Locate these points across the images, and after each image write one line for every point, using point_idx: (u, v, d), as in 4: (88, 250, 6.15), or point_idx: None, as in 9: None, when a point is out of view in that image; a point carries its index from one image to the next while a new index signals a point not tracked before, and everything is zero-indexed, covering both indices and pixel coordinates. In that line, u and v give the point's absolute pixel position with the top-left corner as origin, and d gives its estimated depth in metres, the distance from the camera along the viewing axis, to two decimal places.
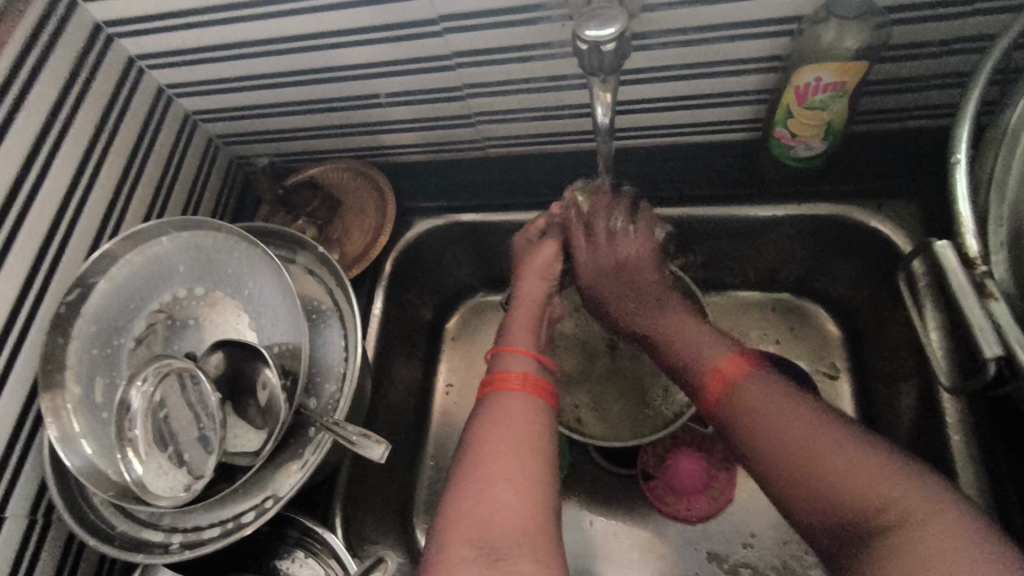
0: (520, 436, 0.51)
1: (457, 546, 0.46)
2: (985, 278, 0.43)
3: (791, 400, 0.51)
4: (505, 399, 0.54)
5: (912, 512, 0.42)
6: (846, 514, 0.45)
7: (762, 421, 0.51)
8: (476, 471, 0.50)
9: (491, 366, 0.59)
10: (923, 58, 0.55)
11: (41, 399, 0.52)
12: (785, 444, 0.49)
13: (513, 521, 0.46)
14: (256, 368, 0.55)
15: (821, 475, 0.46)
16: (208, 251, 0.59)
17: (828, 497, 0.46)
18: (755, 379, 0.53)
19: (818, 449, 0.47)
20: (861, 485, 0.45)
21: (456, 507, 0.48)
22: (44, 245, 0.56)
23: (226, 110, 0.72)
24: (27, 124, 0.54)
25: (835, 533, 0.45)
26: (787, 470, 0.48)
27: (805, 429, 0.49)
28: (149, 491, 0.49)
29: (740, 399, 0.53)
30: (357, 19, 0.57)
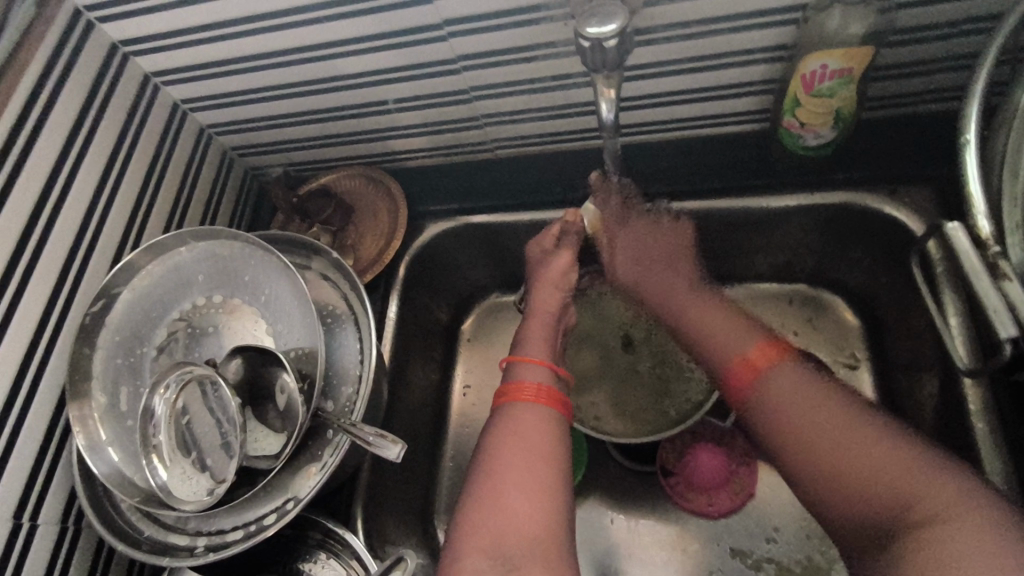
0: (537, 450, 0.52)
1: (472, 557, 0.47)
2: (998, 259, 0.42)
3: (817, 393, 0.51)
4: (521, 410, 0.55)
5: (937, 507, 0.41)
6: (870, 510, 0.44)
7: (788, 413, 0.51)
8: (486, 481, 0.50)
9: (507, 376, 0.60)
10: (931, 40, 0.55)
11: (70, 407, 0.54)
12: (808, 433, 0.49)
13: (527, 532, 0.47)
14: (274, 373, 0.56)
15: (846, 470, 0.46)
16: (225, 260, 0.60)
17: (852, 493, 0.45)
18: (783, 368, 0.53)
19: (844, 445, 0.47)
20: (887, 481, 0.44)
21: (465, 519, 0.49)
22: (68, 260, 0.57)
23: (239, 123, 0.74)
24: (49, 143, 0.56)
25: (859, 529, 0.45)
26: (812, 465, 0.48)
27: (832, 423, 0.48)
28: (174, 496, 0.51)
29: (767, 387, 0.53)
30: (363, 27, 0.58)
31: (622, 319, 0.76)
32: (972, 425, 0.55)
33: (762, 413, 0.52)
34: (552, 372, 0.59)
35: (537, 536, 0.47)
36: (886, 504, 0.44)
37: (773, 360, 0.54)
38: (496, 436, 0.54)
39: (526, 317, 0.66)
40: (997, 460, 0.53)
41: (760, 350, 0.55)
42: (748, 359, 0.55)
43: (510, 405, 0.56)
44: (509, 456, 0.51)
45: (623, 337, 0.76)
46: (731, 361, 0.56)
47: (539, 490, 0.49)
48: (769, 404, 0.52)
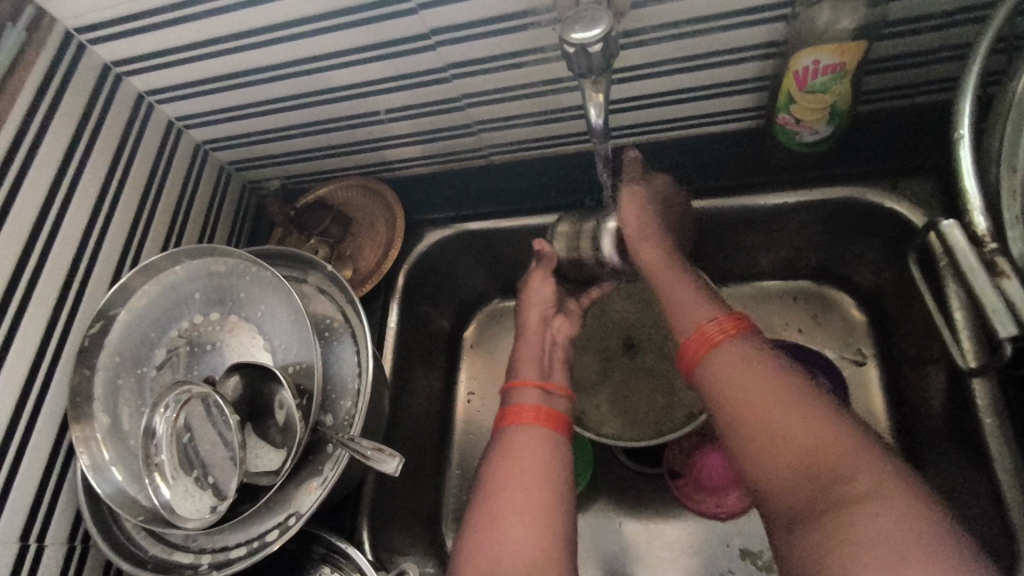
0: (527, 472, 0.52)
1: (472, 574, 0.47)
2: (995, 256, 0.42)
3: (767, 364, 0.48)
4: (515, 432, 0.55)
5: (867, 490, 0.40)
6: (800, 484, 0.43)
7: (733, 382, 0.49)
8: (486, 507, 0.50)
9: (504, 402, 0.59)
10: (924, 32, 0.54)
11: (72, 429, 0.54)
12: (751, 402, 0.47)
13: (519, 557, 0.46)
14: (272, 389, 0.56)
15: (780, 442, 0.44)
16: (220, 277, 0.60)
17: (789, 464, 0.43)
18: (738, 340, 0.51)
19: (781, 419, 0.45)
20: (827, 459, 0.42)
21: (472, 534, 0.50)
22: (66, 282, 0.58)
23: (234, 138, 0.74)
24: (44, 167, 0.56)
25: (785, 502, 0.44)
26: (748, 436, 0.46)
27: (775, 397, 0.46)
28: (178, 513, 0.51)
29: (718, 357, 0.51)
30: (350, 40, 0.58)
31: (624, 322, 0.76)
32: (979, 420, 0.54)
33: (709, 384, 0.50)
34: (540, 390, 0.59)
35: (533, 559, 0.46)
36: (818, 479, 0.42)
37: (726, 332, 0.52)
38: (495, 461, 0.53)
39: (518, 339, 0.66)
40: (1007, 456, 0.51)
41: (717, 323, 0.53)
42: (704, 331, 0.53)
43: (509, 428, 0.56)
44: (507, 482, 0.51)
45: (625, 339, 0.75)
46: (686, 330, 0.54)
47: (534, 514, 0.49)
48: (715, 374, 0.50)
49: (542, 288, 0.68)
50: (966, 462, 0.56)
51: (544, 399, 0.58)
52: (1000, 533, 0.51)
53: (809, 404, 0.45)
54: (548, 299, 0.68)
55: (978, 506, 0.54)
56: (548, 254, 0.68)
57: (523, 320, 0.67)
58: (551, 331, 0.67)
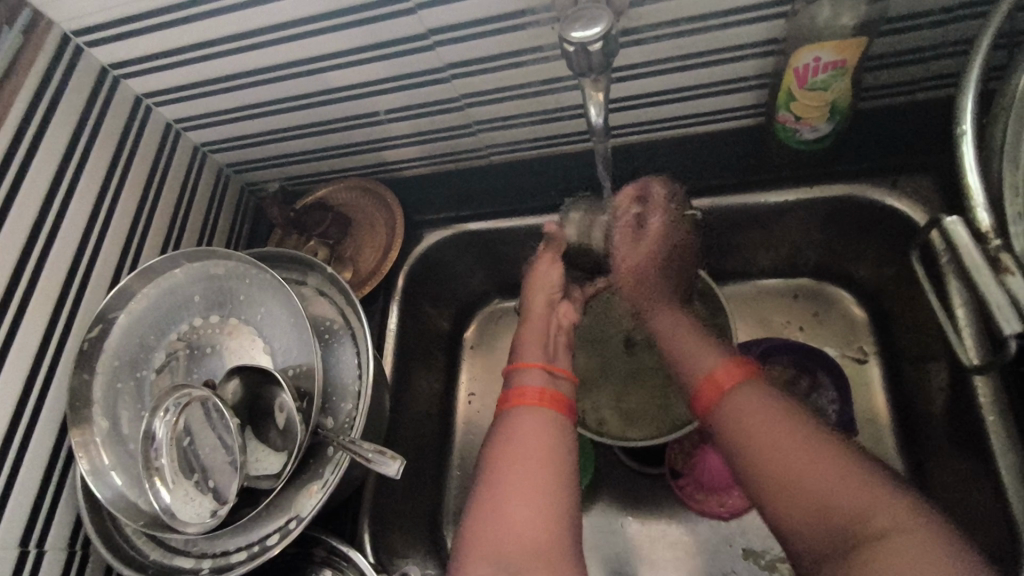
0: (534, 457, 0.51)
1: (477, 562, 0.47)
2: (1000, 253, 0.42)
3: (778, 408, 0.49)
4: (518, 416, 0.54)
5: (890, 531, 0.41)
6: (823, 529, 0.43)
7: (746, 428, 0.49)
8: (487, 494, 0.50)
9: (507, 384, 0.59)
10: (925, 27, 0.54)
11: (71, 434, 0.54)
12: (765, 446, 0.48)
13: (529, 547, 0.46)
14: (273, 393, 0.56)
15: (800, 487, 0.45)
16: (220, 280, 0.60)
17: (808, 506, 0.44)
18: (748, 384, 0.52)
19: (800, 465, 0.45)
20: (845, 500, 0.43)
21: (470, 526, 0.49)
22: (65, 286, 0.57)
23: (232, 140, 0.74)
24: (42, 170, 0.56)
25: (809, 547, 0.44)
26: (765, 481, 0.47)
27: (790, 442, 0.47)
28: (177, 518, 0.51)
29: (727, 401, 0.52)
30: (348, 40, 0.58)
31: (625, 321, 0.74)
32: (982, 418, 0.53)
33: (720, 432, 0.51)
34: (545, 372, 0.58)
35: (541, 546, 0.46)
36: (840, 524, 0.43)
37: (733, 376, 0.53)
38: (499, 446, 0.53)
39: (522, 321, 0.66)
40: (1010, 453, 0.51)
41: (725, 366, 0.54)
42: (713, 375, 0.54)
43: (510, 413, 0.55)
44: (514, 467, 0.50)
45: (624, 338, 0.75)
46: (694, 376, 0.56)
47: (542, 501, 0.49)
48: (726, 421, 0.51)
49: (549, 270, 0.68)
50: (969, 459, 0.56)
51: (548, 381, 0.57)
52: (1005, 532, 0.50)
53: (821, 446, 0.46)
54: (553, 283, 0.68)
55: (981, 504, 0.54)
56: (558, 236, 0.70)
57: (529, 302, 0.67)
58: (556, 314, 0.66)
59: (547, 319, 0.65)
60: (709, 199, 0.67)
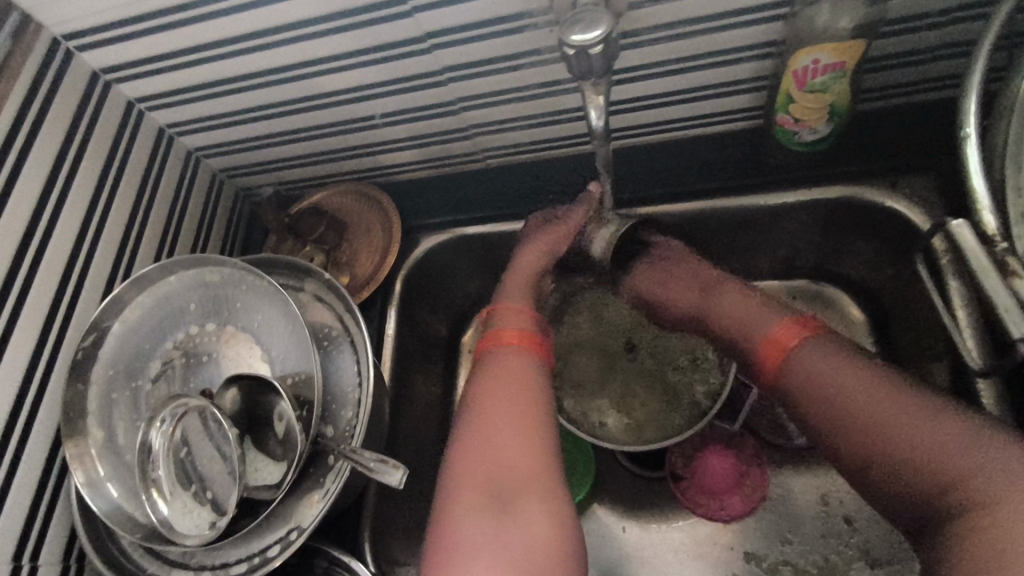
0: (519, 398, 0.54)
1: (464, 492, 0.50)
2: (1006, 255, 0.42)
3: (845, 367, 0.51)
4: (503, 355, 0.58)
5: (992, 486, 0.42)
6: (920, 481, 0.45)
7: (828, 383, 0.51)
8: (474, 427, 0.53)
9: (488, 326, 0.63)
10: (925, 29, 0.54)
11: (66, 446, 0.53)
12: (840, 406, 0.50)
13: (513, 474, 0.50)
14: (271, 402, 0.55)
15: (893, 444, 0.46)
16: (216, 286, 0.59)
17: (899, 460, 0.46)
18: (805, 342, 0.54)
19: (881, 416, 0.48)
20: (937, 448, 0.45)
21: (459, 457, 0.52)
22: (58, 295, 0.56)
23: (227, 144, 0.73)
24: (32, 177, 0.55)
25: (906, 498, 0.46)
26: (852, 443, 0.49)
27: (877, 397, 0.48)
28: (176, 531, 0.50)
29: (803, 359, 0.54)
30: (345, 43, 0.57)
31: (624, 325, 0.75)
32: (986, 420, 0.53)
33: (797, 391, 0.53)
34: (531, 319, 0.62)
35: (522, 476, 0.50)
36: (935, 474, 0.44)
37: (801, 336, 0.55)
38: (473, 400, 0.56)
39: (505, 279, 0.67)
40: None
41: (784, 326, 0.56)
42: (776, 337, 0.56)
43: (485, 357, 0.59)
44: (490, 416, 0.54)
45: (626, 342, 0.74)
46: (760, 341, 0.58)
47: (528, 446, 0.51)
48: (801, 384, 0.53)
49: (561, 242, 0.67)
50: None
51: (532, 325, 0.61)
52: None
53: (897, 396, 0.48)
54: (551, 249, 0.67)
55: None
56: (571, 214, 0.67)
57: (516, 263, 0.67)
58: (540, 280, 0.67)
59: (534, 282, 0.66)
60: (703, 202, 0.68)
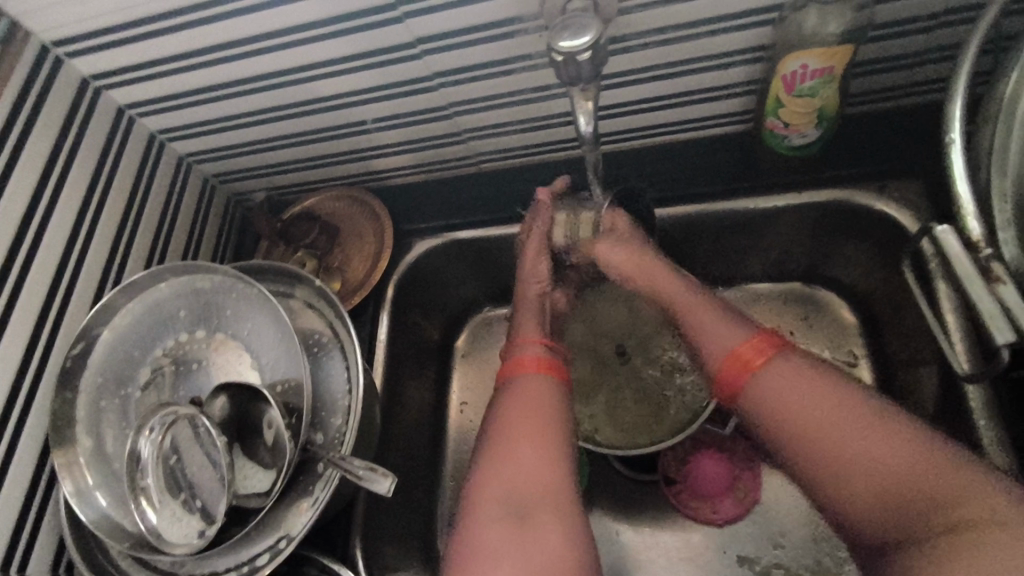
0: (541, 415, 0.54)
1: (487, 503, 0.50)
2: (990, 261, 0.42)
3: (814, 385, 0.49)
4: (521, 378, 0.58)
5: (969, 510, 0.41)
6: (888, 508, 0.44)
7: (794, 406, 0.49)
8: (496, 441, 0.53)
9: (507, 352, 0.62)
10: (912, 33, 0.54)
11: (54, 455, 0.53)
12: (812, 428, 0.48)
13: (538, 487, 0.50)
14: (261, 409, 0.55)
15: (864, 470, 0.45)
16: (205, 293, 0.59)
17: (870, 484, 0.45)
18: (774, 359, 0.52)
19: (857, 440, 0.46)
20: (911, 476, 0.44)
21: (481, 469, 0.53)
22: (47, 302, 0.56)
23: (218, 150, 0.73)
24: (21, 185, 0.54)
25: (877, 524, 0.45)
26: (818, 464, 0.47)
27: (853, 419, 0.47)
28: (165, 539, 0.50)
29: (766, 378, 0.51)
30: (334, 49, 0.57)
31: (616, 329, 0.75)
32: (975, 422, 0.53)
33: (761, 408, 0.51)
34: (543, 346, 0.61)
35: (548, 488, 0.50)
36: (910, 498, 0.43)
37: (765, 351, 0.52)
38: (495, 416, 0.56)
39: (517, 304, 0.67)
40: (1002, 456, 0.51)
41: (751, 341, 0.53)
42: (739, 353, 0.53)
43: (508, 383, 0.58)
44: (514, 426, 0.54)
45: (616, 347, 0.74)
46: (720, 356, 0.54)
47: (547, 457, 0.52)
48: (767, 402, 0.50)
49: (539, 262, 0.67)
50: None
51: (545, 352, 0.61)
52: None
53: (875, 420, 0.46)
54: (541, 274, 0.67)
55: None
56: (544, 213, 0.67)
57: (519, 290, 0.68)
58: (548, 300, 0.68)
59: (540, 300, 0.67)
60: (693, 205, 0.68)
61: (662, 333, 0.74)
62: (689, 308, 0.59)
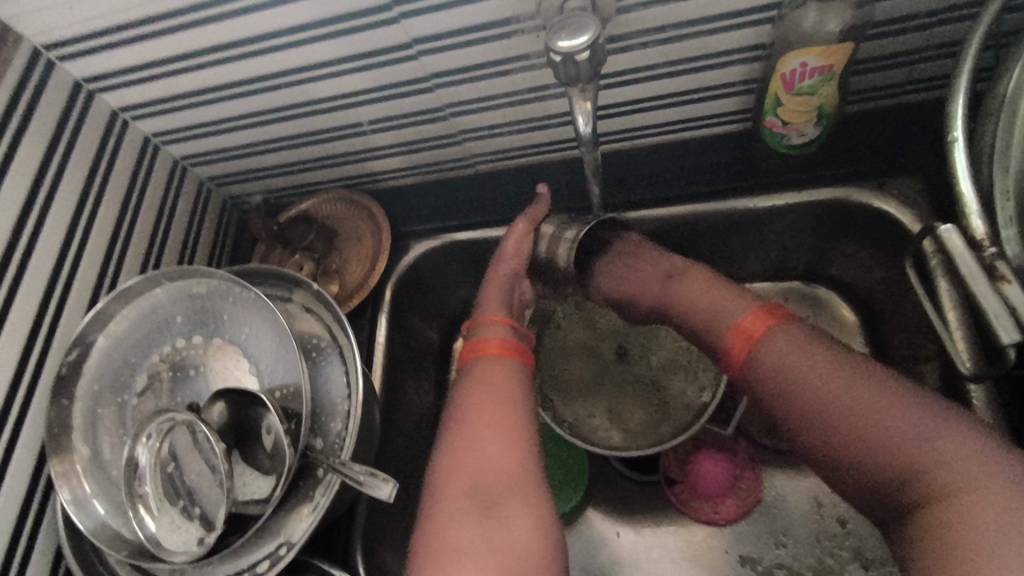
0: (501, 402, 0.54)
1: (451, 497, 0.49)
2: (995, 260, 0.42)
3: (819, 357, 0.50)
4: (485, 365, 0.57)
5: (961, 480, 0.42)
6: (882, 478, 0.46)
7: (793, 380, 0.50)
8: (461, 428, 0.53)
9: (468, 337, 0.61)
10: (912, 31, 0.54)
11: (51, 463, 0.52)
12: (812, 398, 0.49)
13: (504, 475, 0.49)
14: (260, 415, 0.54)
15: (859, 443, 0.47)
16: (202, 298, 0.59)
17: (862, 453, 0.46)
18: (778, 332, 0.53)
19: (851, 414, 0.47)
20: (903, 448, 0.45)
21: (446, 460, 0.52)
22: (41, 309, 0.55)
23: (213, 153, 0.72)
24: (13, 190, 0.54)
25: (870, 491, 0.47)
26: (816, 434, 0.49)
27: (845, 393, 0.48)
28: (163, 548, 0.50)
29: (768, 351, 0.52)
30: (331, 51, 0.57)
31: (617, 330, 0.75)
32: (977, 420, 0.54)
33: (765, 380, 0.52)
34: (507, 326, 0.60)
35: (511, 479, 0.49)
36: (902, 468, 0.45)
37: (766, 325, 0.53)
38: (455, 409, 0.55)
39: (484, 287, 0.65)
40: None
41: (753, 315, 0.54)
42: (743, 328, 0.54)
43: (470, 367, 0.58)
44: (477, 420, 0.53)
45: (616, 349, 0.74)
46: (725, 332, 0.55)
47: (512, 452, 0.51)
48: (773, 372, 0.51)
49: (522, 244, 0.66)
50: None
51: (509, 334, 0.60)
52: None
53: (869, 393, 0.47)
54: (522, 257, 0.66)
55: None
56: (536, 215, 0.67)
57: (495, 266, 0.66)
58: (520, 285, 0.65)
59: (509, 285, 0.64)
60: (691, 206, 0.68)
61: (663, 335, 0.74)
62: (691, 292, 0.60)
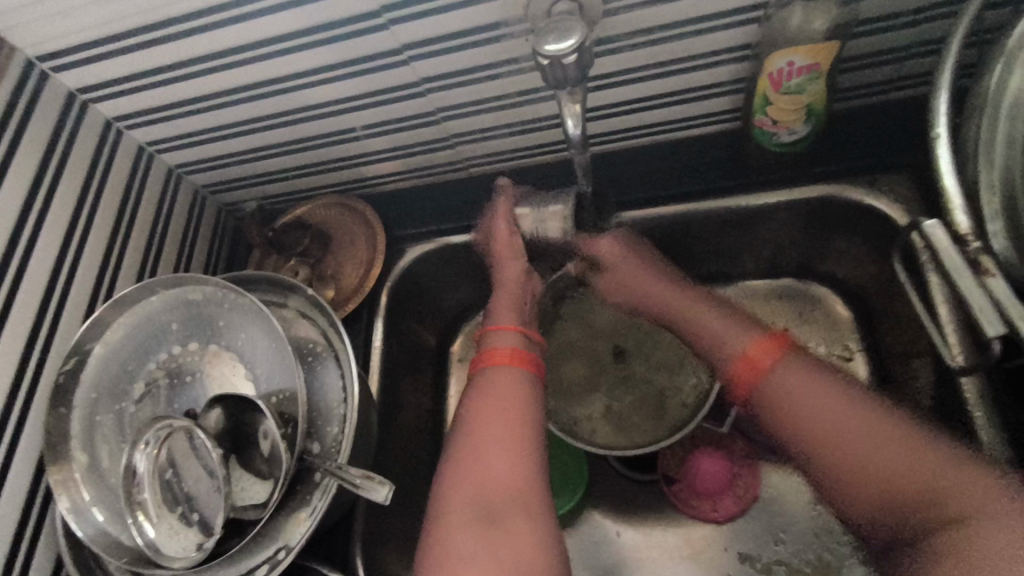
0: (510, 411, 0.54)
1: (457, 507, 0.50)
2: (979, 255, 0.43)
3: (825, 388, 0.50)
4: (495, 373, 0.57)
5: (970, 501, 0.42)
6: (894, 508, 0.45)
7: (801, 408, 0.50)
8: (466, 438, 0.53)
9: (480, 345, 0.61)
10: (897, 28, 0.54)
11: (49, 472, 0.53)
12: (818, 426, 0.49)
13: (506, 490, 0.50)
14: (256, 420, 0.55)
15: (868, 470, 0.46)
16: (197, 305, 0.59)
17: (871, 479, 0.46)
18: (784, 363, 0.53)
19: (859, 442, 0.47)
20: (913, 477, 0.44)
21: (452, 469, 0.52)
22: (38, 319, 0.56)
23: (208, 161, 0.73)
24: (7, 201, 0.54)
25: (882, 520, 0.46)
26: (824, 463, 0.48)
27: (853, 422, 0.48)
28: (163, 553, 0.50)
29: (772, 381, 0.53)
30: (322, 58, 0.57)
31: (614, 328, 0.75)
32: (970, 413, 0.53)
33: (772, 410, 0.52)
34: (519, 334, 0.60)
35: (515, 493, 0.50)
36: (914, 495, 0.44)
37: (773, 354, 0.54)
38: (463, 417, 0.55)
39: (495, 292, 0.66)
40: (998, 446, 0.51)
41: (757, 345, 0.55)
42: (748, 357, 0.55)
43: (478, 375, 0.58)
44: (482, 429, 0.53)
45: (613, 347, 0.75)
46: (731, 359, 0.56)
47: (517, 464, 0.51)
48: (782, 400, 0.52)
49: (513, 238, 0.65)
50: None
51: (520, 341, 0.60)
52: None
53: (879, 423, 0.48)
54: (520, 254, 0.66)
55: None
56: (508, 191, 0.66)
57: (501, 273, 0.66)
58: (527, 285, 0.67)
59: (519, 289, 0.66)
60: (683, 205, 0.68)
61: (657, 332, 0.74)
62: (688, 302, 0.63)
